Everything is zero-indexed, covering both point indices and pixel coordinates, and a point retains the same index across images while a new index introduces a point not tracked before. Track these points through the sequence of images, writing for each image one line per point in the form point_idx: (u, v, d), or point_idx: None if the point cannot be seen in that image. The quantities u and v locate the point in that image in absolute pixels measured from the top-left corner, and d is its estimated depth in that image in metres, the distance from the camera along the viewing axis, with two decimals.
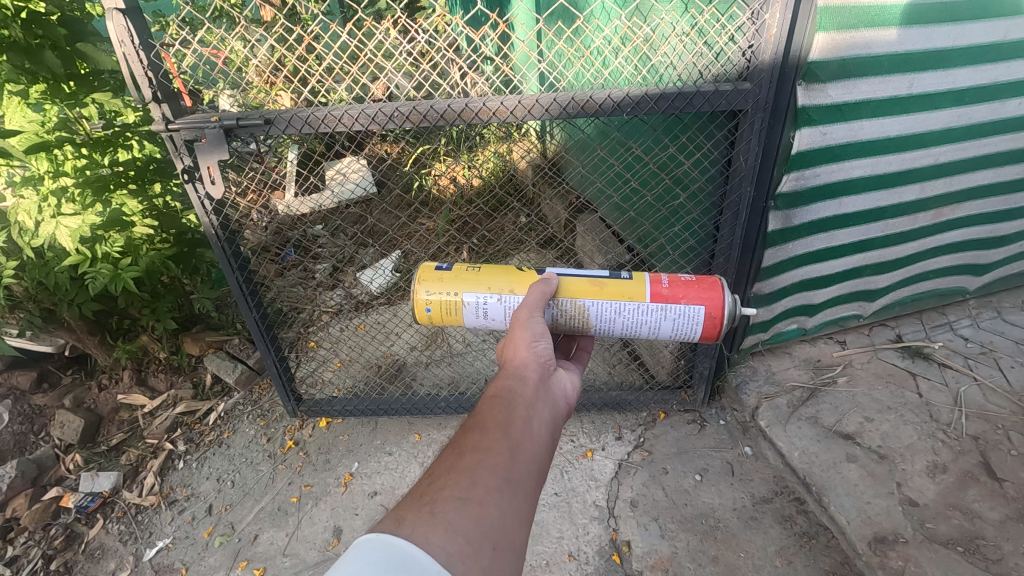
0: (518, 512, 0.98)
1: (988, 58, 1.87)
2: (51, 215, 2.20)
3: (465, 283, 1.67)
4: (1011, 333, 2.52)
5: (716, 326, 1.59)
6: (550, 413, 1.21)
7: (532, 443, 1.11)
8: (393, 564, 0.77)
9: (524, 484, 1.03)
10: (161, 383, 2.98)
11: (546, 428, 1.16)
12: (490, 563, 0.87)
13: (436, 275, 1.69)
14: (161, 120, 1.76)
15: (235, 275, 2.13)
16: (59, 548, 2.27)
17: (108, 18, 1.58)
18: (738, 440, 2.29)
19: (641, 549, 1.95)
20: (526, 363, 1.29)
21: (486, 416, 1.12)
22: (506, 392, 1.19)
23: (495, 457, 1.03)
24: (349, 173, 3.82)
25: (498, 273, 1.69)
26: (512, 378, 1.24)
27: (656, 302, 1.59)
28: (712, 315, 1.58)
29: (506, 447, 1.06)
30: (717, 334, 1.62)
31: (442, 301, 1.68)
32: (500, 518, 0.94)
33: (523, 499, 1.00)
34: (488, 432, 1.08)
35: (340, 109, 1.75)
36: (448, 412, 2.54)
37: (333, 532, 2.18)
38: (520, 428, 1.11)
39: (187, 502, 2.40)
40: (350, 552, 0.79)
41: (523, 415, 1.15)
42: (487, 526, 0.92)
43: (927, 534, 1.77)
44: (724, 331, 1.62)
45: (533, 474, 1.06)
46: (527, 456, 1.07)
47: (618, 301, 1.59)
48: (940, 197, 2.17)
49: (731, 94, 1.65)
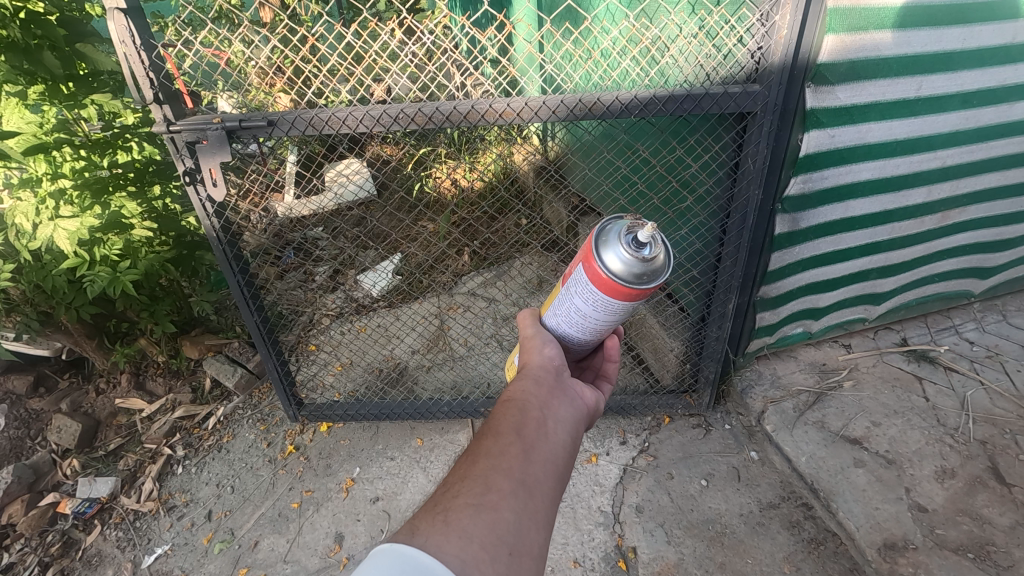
0: (535, 515, 0.95)
1: (996, 60, 1.85)
2: (49, 217, 2.19)
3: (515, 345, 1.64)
4: (1016, 337, 2.51)
5: (604, 273, 1.19)
6: (566, 411, 1.18)
7: (547, 443, 1.08)
8: (406, 571, 0.75)
9: (541, 486, 1.00)
10: (160, 387, 2.95)
11: (562, 428, 1.14)
12: (508, 568, 0.85)
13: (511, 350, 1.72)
14: (161, 121, 1.73)
15: (235, 278, 2.09)
16: (56, 554, 2.24)
17: (108, 18, 1.55)
18: (744, 445, 2.27)
19: (647, 555, 1.92)
20: (537, 368, 1.28)
21: (498, 422, 1.10)
22: (517, 396, 1.17)
23: (508, 460, 1.01)
24: (350, 175, 3.80)
25: None
26: (523, 383, 1.22)
27: (563, 286, 1.34)
28: (595, 263, 1.20)
29: (520, 450, 1.04)
30: (623, 281, 1.18)
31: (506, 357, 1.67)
32: (516, 522, 0.92)
33: (541, 501, 0.98)
34: (501, 437, 1.06)
35: (345, 110, 1.73)
36: (451, 417, 2.52)
37: (334, 538, 2.15)
38: (533, 430, 1.09)
39: (186, 508, 2.36)
40: (364, 563, 0.78)
41: (537, 416, 1.12)
42: (503, 531, 0.90)
43: (938, 540, 1.76)
44: (628, 274, 1.17)
45: (550, 475, 1.04)
46: (542, 457, 1.05)
47: (548, 305, 1.41)
48: (947, 199, 2.16)
49: (741, 96, 1.63)
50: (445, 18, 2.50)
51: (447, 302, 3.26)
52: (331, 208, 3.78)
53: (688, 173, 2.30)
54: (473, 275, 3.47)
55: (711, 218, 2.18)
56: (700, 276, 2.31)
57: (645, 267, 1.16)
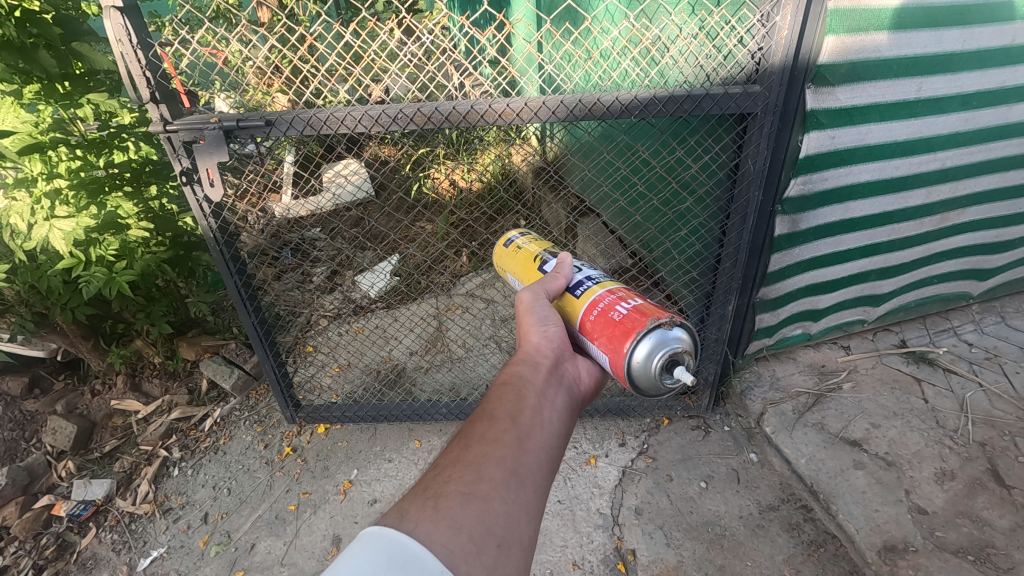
0: (526, 506, 0.95)
1: (996, 62, 1.86)
2: (44, 217, 2.17)
3: (512, 263, 1.88)
4: (1015, 338, 2.51)
5: (625, 381, 1.34)
6: (561, 399, 1.22)
7: (542, 433, 1.10)
8: (394, 560, 0.75)
9: (533, 477, 1.00)
10: (156, 389, 2.93)
11: (557, 417, 1.16)
12: (496, 560, 0.84)
13: (507, 251, 1.92)
14: (158, 121, 1.72)
15: (233, 278, 2.08)
16: (50, 557, 2.21)
17: (105, 17, 1.54)
18: (744, 447, 2.26)
19: (646, 558, 1.91)
20: (533, 351, 1.32)
21: (494, 407, 1.13)
22: (513, 381, 1.20)
23: (502, 448, 1.02)
24: (348, 175, 3.81)
25: (525, 263, 1.82)
26: (520, 368, 1.26)
27: (582, 333, 1.45)
28: (619, 365, 1.33)
29: (514, 438, 1.05)
30: (638, 390, 1.35)
31: (508, 257, 1.89)
32: (506, 514, 0.91)
33: (533, 492, 0.98)
34: (496, 423, 1.08)
35: (343, 110, 1.72)
36: (449, 419, 2.51)
37: (332, 540, 2.13)
38: (528, 418, 1.11)
39: (182, 510, 2.34)
40: (351, 547, 0.77)
41: (532, 404, 1.15)
42: (493, 522, 0.89)
43: (938, 543, 1.75)
44: (644, 389, 1.34)
45: (544, 465, 1.04)
46: (536, 447, 1.06)
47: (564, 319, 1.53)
48: (947, 201, 2.16)
49: (740, 97, 1.62)
50: (445, 18, 2.47)
51: (445, 303, 3.25)
52: (330, 208, 3.78)
53: (689, 174, 2.31)
54: (472, 275, 3.44)
55: (711, 220, 2.17)
56: (701, 278, 2.30)
57: (662, 389, 1.33)
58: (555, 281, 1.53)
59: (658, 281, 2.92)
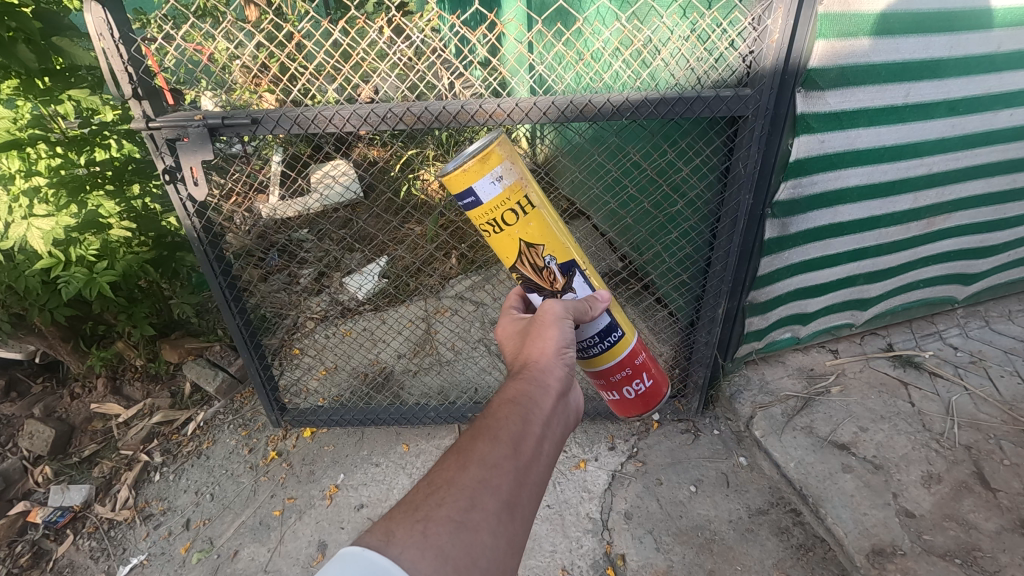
0: (511, 541, 0.94)
1: (982, 68, 1.88)
2: (23, 216, 2.11)
3: (489, 236, 1.50)
4: (999, 342, 2.55)
5: None
6: (558, 431, 1.21)
7: (539, 465, 1.08)
8: None
9: (524, 510, 1.00)
10: (137, 392, 2.87)
11: (552, 449, 1.15)
12: None
13: (478, 216, 1.45)
14: (141, 118, 1.68)
15: (218, 280, 2.03)
16: (25, 566, 2.15)
17: (85, 10, 1.51)
18: (733, 450, 2.24)
19: (636, 562, 1.90)
20: (545, 369, 1.28)
21: (498, 426, 1.10)
22: (521, 401, 1.17)
23: (500, 477, 1.00)
24: (336, 176, 3.79)
25: (508, 251, 1.51)
26: (528, 386, 1.22)
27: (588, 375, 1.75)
28: None
29: (513, 467, 1.03)
30: None
31: (484, 229, 1.48)
32: (493, 547, 0.91)
33: (520, 526, 0.97)
34: (499, 447, 1.05)
35: (331, 109, 1.69)
36: (438, 422, 2.48)
37: (318, 547, 2.09)
38: (530, 447, 1.09)
39: (163, 516, 2.29)
40: (330, 564, 0.75)
41: (536, 433, 1.13)
42: (478, 555, 0.88)
43: (926, 546, 1.76)
44: None
45: (535, 498, 1.04)
46: (532, 481, 1.04)
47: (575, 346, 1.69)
48: (933, 206, 2.18)
49: (732, 100, 1.61)
50: (434, 16, 2.45)
51: (435, 305, 3.24)
52: (318, 209, 3.77)
53: (679, 176, 2.31)
54: (461, 277, 3.42)
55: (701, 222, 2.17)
56: (692, 281, 2.31)
57: None
58: (593, 307, 1.49)
59: (648, 284, 2.93)
